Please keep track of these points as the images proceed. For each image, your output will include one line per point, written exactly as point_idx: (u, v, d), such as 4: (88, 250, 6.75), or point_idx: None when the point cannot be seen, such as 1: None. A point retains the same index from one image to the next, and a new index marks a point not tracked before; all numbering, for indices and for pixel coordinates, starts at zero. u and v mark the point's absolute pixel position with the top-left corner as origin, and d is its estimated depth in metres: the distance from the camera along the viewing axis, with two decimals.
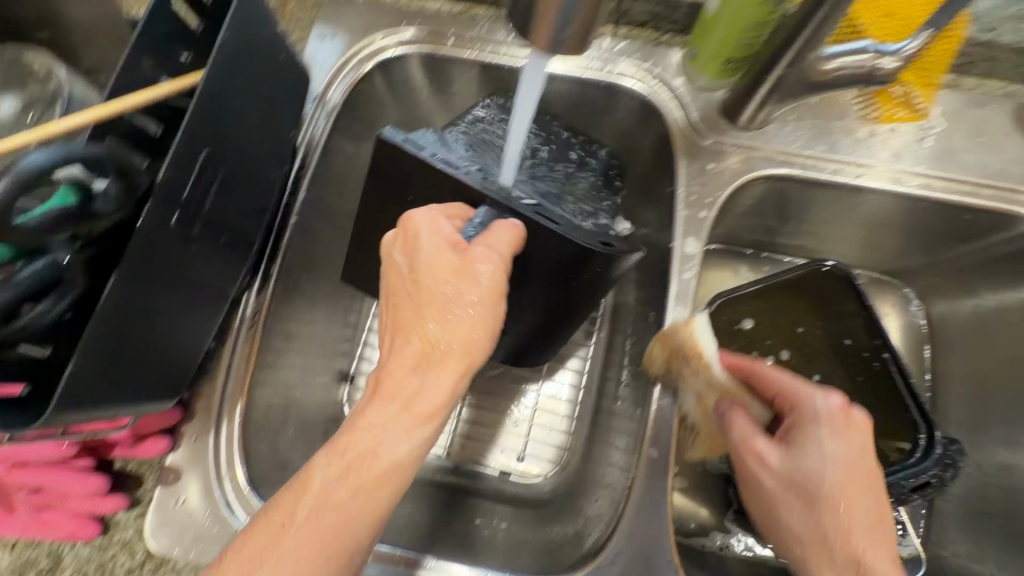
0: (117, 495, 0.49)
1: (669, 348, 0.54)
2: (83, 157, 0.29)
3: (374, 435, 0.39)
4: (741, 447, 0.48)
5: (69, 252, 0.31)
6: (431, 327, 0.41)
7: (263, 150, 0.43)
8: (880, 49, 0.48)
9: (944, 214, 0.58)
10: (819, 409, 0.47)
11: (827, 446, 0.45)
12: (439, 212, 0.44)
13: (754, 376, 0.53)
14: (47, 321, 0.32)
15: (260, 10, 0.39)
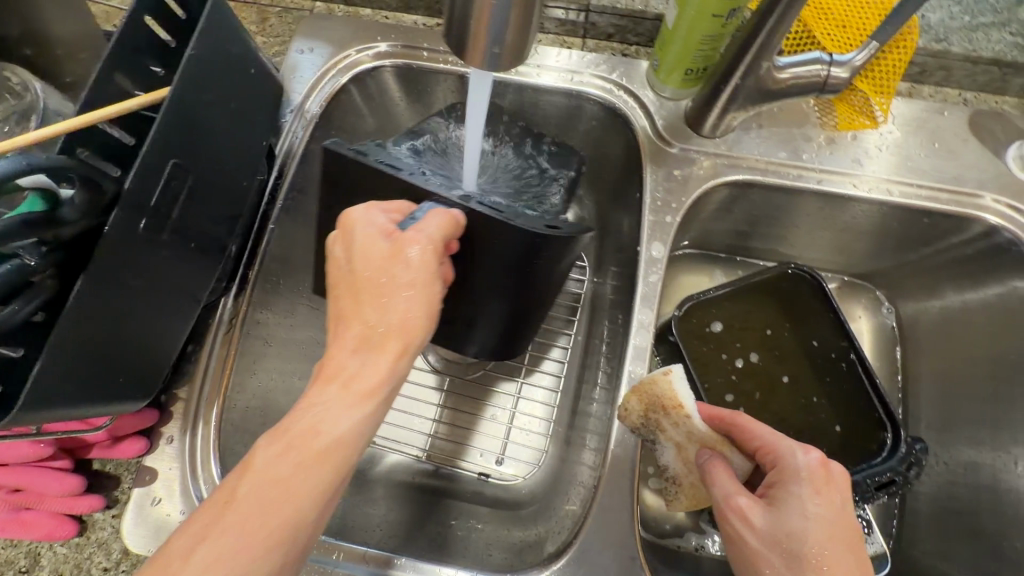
0: (93, 495, 0.50)
1: (647, 399, 0.53)
2: (48, 166, 0.31)
3: (315, 415, 0.39)
4: (724, 505, 0.46)
5: (36, 257, 0.33)
6: (368, 311, 0.42)
7: (231, 159, 0.45)
8: (831, 59, 0.50)
9: (904, 217, 0.60)
10: (799, 465, 0.46)
11: (808, 503, 0.44)
12: (376, 206, 0.46)
13: (735, 430, 0.52)
14: (17, 320, 0.33)
15: (226, 27, 0.42)
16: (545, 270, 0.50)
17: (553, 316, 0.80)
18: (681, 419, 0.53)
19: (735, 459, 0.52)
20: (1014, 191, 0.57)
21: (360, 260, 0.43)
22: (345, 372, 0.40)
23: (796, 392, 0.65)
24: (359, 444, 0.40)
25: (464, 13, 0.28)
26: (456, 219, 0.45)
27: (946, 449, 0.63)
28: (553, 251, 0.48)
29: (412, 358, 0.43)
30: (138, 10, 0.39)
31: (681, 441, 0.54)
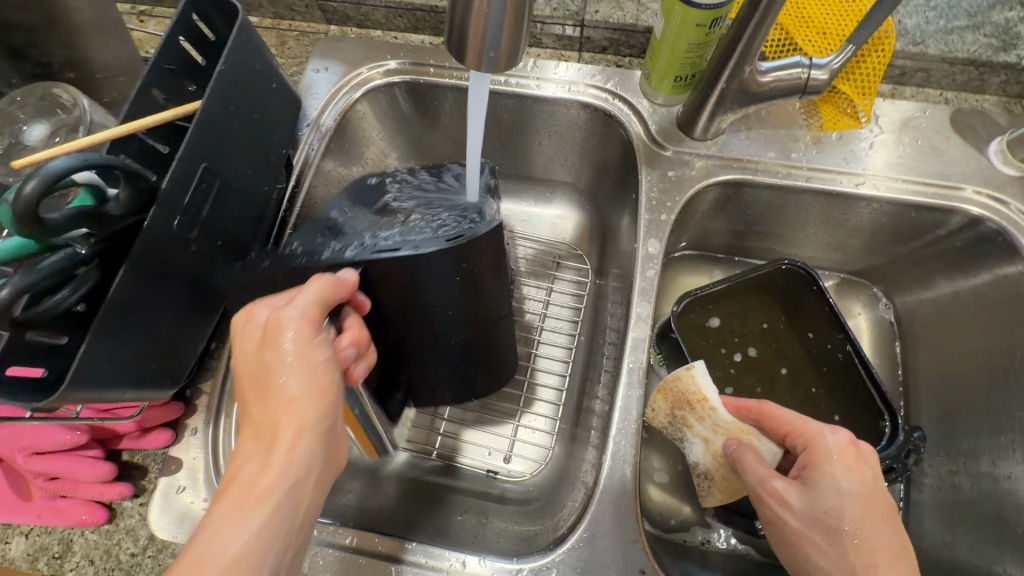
0: (122, 483, 0.54)
1: (671, 397, 0.58)
2: (99, 164, 0.35)
3: (208, 535, 0.38)
4: (759, 488, 0.49)
5: (84, 247, 0.37)
6: (257, 413, 0.42)
7: (255, 166, 0.49)
8: (811, 63, 0.53)
9: (892, 211, 0.62)
10: (830, 446, 0.48)
11: (841, 480, 0.46)
12: (262, 301, 0.45)
13: (762, 417, 0.55)
14: (63, 306, 0.36)
15: (251, 46, 0.46)
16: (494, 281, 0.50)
17: (557, 319, 0.82)
18: (706, 412, 0.56)
19: (764, 445, 0.54)
20: (997, 183, 0.59)
21: (243, 363, 0.43)
22: (238, 481, 0.40)
23: (795, 384, 0.67)
24: (264, 555, 0.38)
25: (462, 22, 0.32)
26: (339, 279, 0.43)
27: (946, 438, 0.63)
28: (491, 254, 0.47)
29: (312, 447, 0.42)
30: (174, 31, 0.43)
31: (707, 434, 0.57)
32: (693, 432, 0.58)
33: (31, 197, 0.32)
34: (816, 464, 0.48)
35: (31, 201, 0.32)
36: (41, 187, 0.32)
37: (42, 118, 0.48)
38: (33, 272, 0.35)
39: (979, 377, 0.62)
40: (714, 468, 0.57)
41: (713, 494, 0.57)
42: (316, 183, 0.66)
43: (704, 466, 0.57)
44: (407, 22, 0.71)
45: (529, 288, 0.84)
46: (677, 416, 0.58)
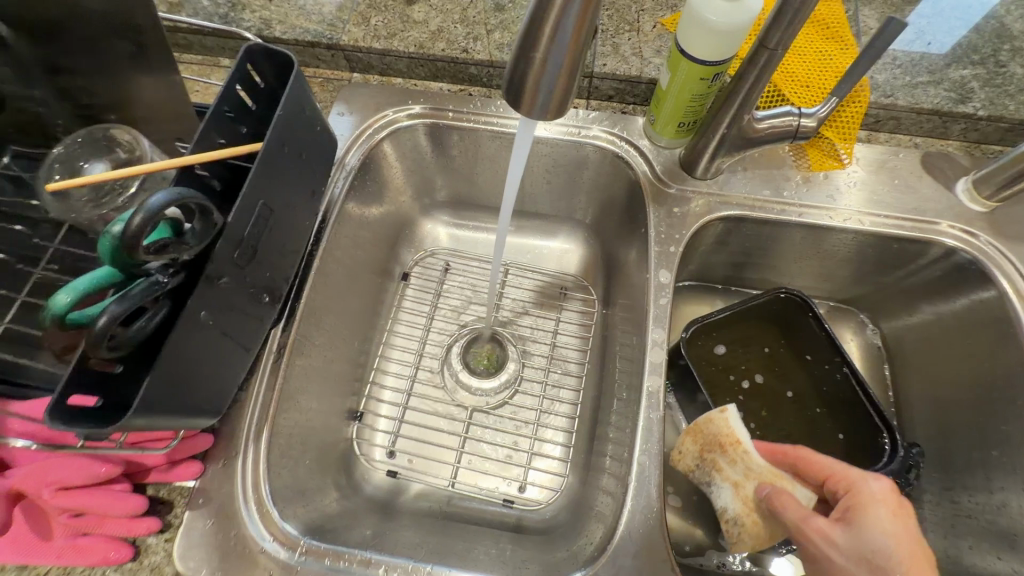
0: (150, 517, 0.53)
1: (704, 440, 0.60)
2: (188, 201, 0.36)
3: None
4: (803, 525, 0.51)
5: (164, 276, 0.37)
6: None
7: (301, 201, 0.51)
8: (801, 112, 0.59)
9: (877, 244, 0.68)
10: (873, 490, 0.52)
11: (885, 523, 0.50)
12: None
13: (798, 462, 0.58)
14: (140, 337, 0.37)
15: (302, 91, 0.50)
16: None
17: (566, 347, 0.86)
18: (738, 455, 0.58)
19: (798, 490, 0.56)
20: (966, 218, 0.66)
21: None
22: None
23: (799, 406, 0.70)
24: None
25: (519, 75, 0.36)
26: None
27: (939, 456, 0.67)
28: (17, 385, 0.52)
29: None
30: (232, 80, 0.47)
31: (738, 478, 0.58)
32: (726, 474, 0.59)
33: (139, 229, 0.33)
34: (862, 506, 0.51)
35: (132, 234, 0.33)
36: (146, 222, 0.33)
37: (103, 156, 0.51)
38: (126, 299, 0.34)
39: (966, 395, 0.66)
40: (744, 512, 0.57)
41: (745, 542, 0.56)
42: (341, 220, 0.70)
43: (734, 510, 0.57)
44: (427, 71, 0.75)
45: (537, 319, 0.88)
46: (707, 459, 0.60)
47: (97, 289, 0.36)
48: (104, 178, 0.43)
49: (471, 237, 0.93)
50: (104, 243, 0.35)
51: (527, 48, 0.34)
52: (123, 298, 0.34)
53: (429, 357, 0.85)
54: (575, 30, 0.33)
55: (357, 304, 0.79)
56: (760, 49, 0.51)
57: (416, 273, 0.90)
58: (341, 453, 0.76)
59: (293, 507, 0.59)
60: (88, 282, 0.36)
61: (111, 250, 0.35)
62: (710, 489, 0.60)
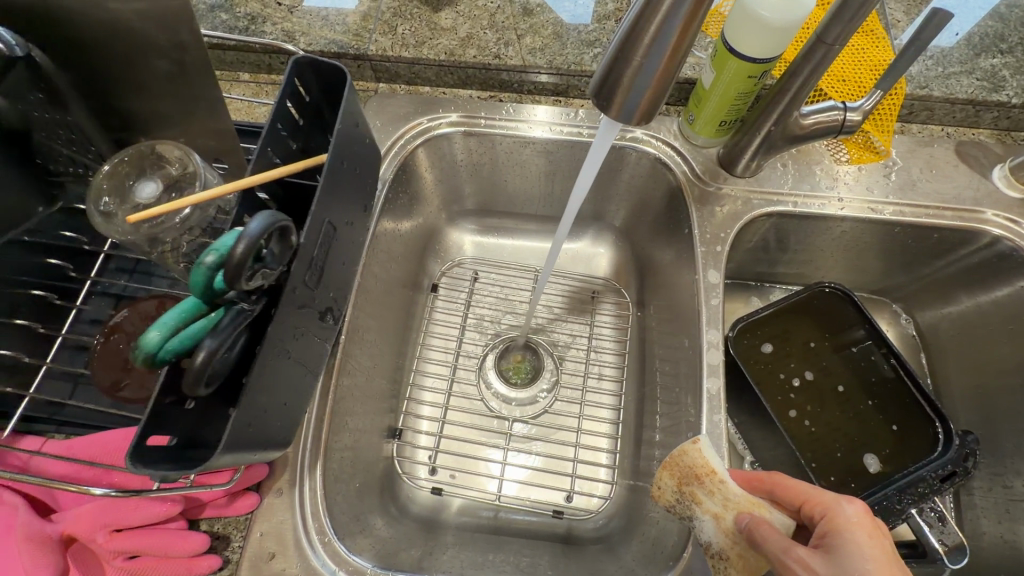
0: (210, 555, 0.50)
1: (678, 472, 0.55)
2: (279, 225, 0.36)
3: None
4: (784, 555, 0.46)
5: (249, 303, 0.37)
6: None
7: (356, 217, 0.50)
8: (845, 106, 0.59)
9: (916, 235, 0.68)
10: (848, 514, 0.48)
11: (861, 548, 0.45)
12: None
13: (774, 488, 0.54)
14: (229, 364, 0.36)
15: (353, 103, 0.48)
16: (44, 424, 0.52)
17: (601, 351, 0.85)
18: (715, 485, 0.53)
19: (775, 517, 0.52)
20: (1005, 205, 0.66)
21: None
22: None
23: (849, 400, 0.70)
24: None
25: (613, 78, 0.38)
26: None
27: (989, 442, 0.67)
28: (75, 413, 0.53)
29: None
30: (282, 96, 0.45)
31: (718, 510, 0.53)
32: (703, 507, 0.53)
33: (242, 258, 0.32)
34: (836, 529, 0.47)
35: (235, 264, 0.32)
36: (248, 251, 0.33)
37: (147, 178, 0.49)
38: (219, 332, 0.34)
39: (1012, 380, 0.66)
40: (728, 546, 0.52)
41: None
42: (378, 234, 0.69)
43: (718, 546, 0.52)
44: (456, 79, 0.74)
45: (570, 325, 0.87)
46: (684, 493, 0.54)
47: (186, 321, 0.35)
48: (176, 206, 0.42)
49: (498, 244, 0.92)
50: (197, 276, 0.34)
51: (623, 55, 0.36)
52: (218, 330, 0.34)
53: (463, 369, 0.84)
54: (675, 41, 0.35)
55: (393, 318, 0.77)
56: (818, 44, 0.51)
57: (444, 284, 0.88)
58: (383, 472, 0.73)
59: (350, 533, 0.57)
60: (178, 316, 0.35)
61: (205, 283, 0.34)
62: (690, 525, 0.54)
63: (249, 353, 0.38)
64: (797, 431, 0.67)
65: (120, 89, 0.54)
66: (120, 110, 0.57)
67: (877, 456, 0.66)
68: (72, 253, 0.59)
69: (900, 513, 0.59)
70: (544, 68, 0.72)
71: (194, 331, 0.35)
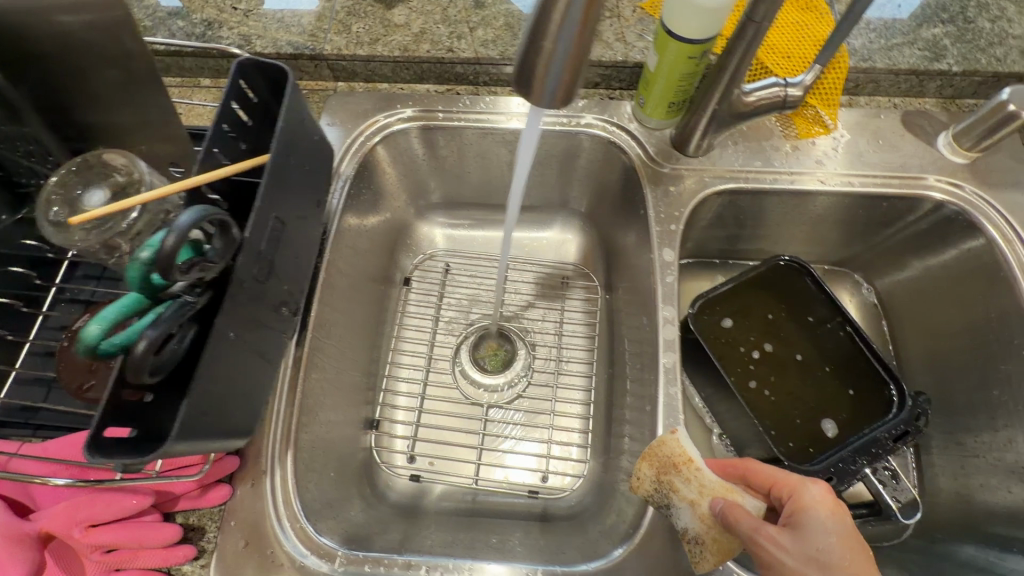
0: (185, 545, 0.52)
1: (657, 463, 0.56)
2: (213, 218, 0.37)
3: None
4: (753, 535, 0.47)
5: (192, 295, 0.38)
6: None
7: (309, 213, 0.52)
8: (786, 82, 0.61)
9: (866, 205, 0.70)
10: (813, 493, 0.50)
11: (825, 528, 0.47)
12: None
13: (747, 473, 0.56)
14: (178, 355, 0.38)
15: (300, 101, 0.49)
16: (18, 427, 0.54)
17: (573, 335, 0.87)
18: (692, 473, 0.55)
19: (747, 500, 0.54)
20: (949, 171, 0.68)
21: None
22: None
23: (810, 368, 0.72)
24: None
25: (527, 67, 0.39)
26: None
27: (943, 402, 0.70)
28: (48, 416, 0.55)
29: None
30: (227, 97, 0.47)
31: (694, 496, 0.54)
32: (682, 494, 0.54)
33: (172, 250, 0.34)
34: (803, 509, 0.49)
35: (167, 254, 0.34)
36: (179, 242, 0.34)
37: (103, 184, 0.51)
38: (160, 322, 0.35)
39: (963, 342, 0.68)
40: (704, 530, 0.53)
41: (708, 562, 0.52)
42: (341, 229, 0.70)
43: (695, 531, 0.53)
44: (412, 74, 0.75)
45: (542, 311, 0.89)
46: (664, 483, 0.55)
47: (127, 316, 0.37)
48: (121, 207, 0.42)
49: (469, 235, 0.93)
50: (133, 271, 0.36)
51: (536, 38, 0.37)
52: (157, 320, 0.35)
53: (438, 359, 0.86)
54: (581, 23, 0.36)
55: (363, 312, 0.78)
56: (747, 23, 0.52)
57: (416, 277, 0.90)
58: (361, 462, 0.76)
59: (323, 518, 0.59)
60: (118, 312, 0.37)
61: (142, 277, 0.36)
62: (669, 513, 0.55)
63: (200, 346, 0.40)
64: (758, 401, 0.69)
65: (72, 101, 0.56)
66: (77, 122, 0.58)
67: (835, 421, 0.68)
68: (38, 262, 0.60)
69: (854, 472, 0.61)
70: (497, 59, 0.73)
71: (137, 326, 0.36)
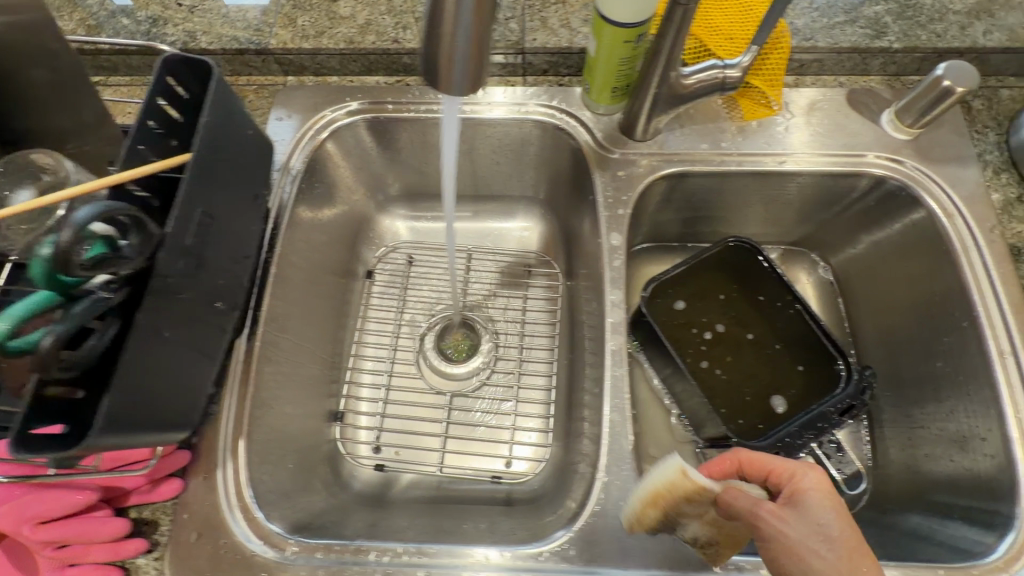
0: (137, 538, 0.53)
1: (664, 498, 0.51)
2: (118, 213, 0.38)
3: None
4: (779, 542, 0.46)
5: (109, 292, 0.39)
6: None
7: (244, 207, 0.52)
8: (724, 64, 0.61)
9: (813, 183, 0.71)
10: (809, 480, 0.50)
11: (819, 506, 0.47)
12: None
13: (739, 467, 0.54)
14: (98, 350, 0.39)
15: (229, 95, 0.50)
16: None
17: (535, 322, 0.88)
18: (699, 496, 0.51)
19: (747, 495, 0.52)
20: (892, 148, 0.69)
21: None
22: None
23: (761, 347, 0.73)
24: None
25: (432, 57, 0.41)
26: None
27: (892, 376, 0.71)
28: None
29: None
30: (152, 93, 0.47)
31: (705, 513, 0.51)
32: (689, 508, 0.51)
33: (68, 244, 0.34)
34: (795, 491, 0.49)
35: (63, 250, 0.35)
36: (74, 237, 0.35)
37: (36, 186, 0.51)
38: (69, 318, 0.36)
39: (910, 316, 0.69)
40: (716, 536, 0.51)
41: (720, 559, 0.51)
42: (292, 224, 0.71)
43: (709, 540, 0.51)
44: (361, 66, 0.75)
45: (504, 300, 0.90)
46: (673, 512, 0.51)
47: (37, 312, 0.38)
48: (39, 205, 0.43)
49: (431, 227, 0.93)
50: (36, 267, 0.37)
51: (434, 26, 0.39)
52: (65, 317, 0.36)
53: (403, 350, 0.86)
54: (474, 8, 0.38)
55: (322, 305, 0.79)
56: (675, 6, 0.53)
57: (379, 270, 0.90)
58: (324, 454, 0.76)
59: (278, 509, 0.60)
60: (28, 306, 0.38)
61: (46, 273, 0.37)
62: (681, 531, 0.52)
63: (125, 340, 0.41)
64: (710, 380, 0.70)
65: None
66: None
67: (785, 397, 0.69)
68: None
69: (798, 448, 0.63)
70: None
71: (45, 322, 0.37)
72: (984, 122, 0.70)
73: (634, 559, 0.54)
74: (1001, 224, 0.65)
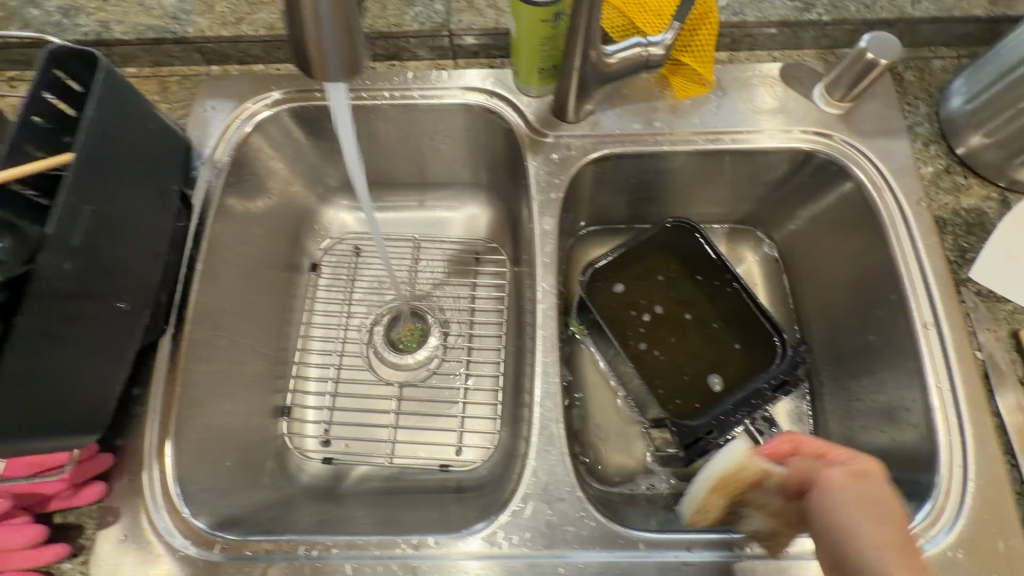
0: (57, 544, 0.52)
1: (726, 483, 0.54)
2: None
3: None
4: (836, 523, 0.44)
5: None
6: None
7: (147, 204, 0.52)
8: (647, 41, 0.60)
9: (749, 160, 0.70)
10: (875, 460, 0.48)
11: (858, 496, 0.45)
12: None
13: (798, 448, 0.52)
14: None
15: (119, 88, 0.49)
16: None
17: (484, 310, 0.87)
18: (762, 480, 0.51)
19: None
20: (824, 122, 0.68)
21: None
22: None
23: (701, 326, 0.73)
24: None
25: (301, 48, 0.47)
26: None
27: (831, 350, 0.71)
28: None
29: None
30: (36, 87, 0.45)
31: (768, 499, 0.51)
32: (758, 493, 0.52)
33: None
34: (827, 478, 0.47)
35: None
36: None
37: None
38: None
39: (847, 290, 0.69)
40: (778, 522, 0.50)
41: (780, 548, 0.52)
42: (220, 219, 0.69)
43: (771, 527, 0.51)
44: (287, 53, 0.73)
45: (453, 288, 0.89)
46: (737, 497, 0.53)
47: None
48: None
49: (378, 218, 0.92)
50: None
51: (295, 17, 0.45)
52: None
53: (352, 342, 0.85)
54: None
55: (261, 300, 0.78)
56: None
57: (326, 262, 0.89)
58: (270, 450, 0.76)
59: (212, 508, 0.60)
60: None
61: None
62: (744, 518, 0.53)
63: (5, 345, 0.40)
64: (650, 361, 0.70)
65: None
66: None
67: (723, 375, 0.69)
68: None
69: (732, 425, 0.64)
70: (370, 33, 0.72)
71: None
72: (915, 95, 0.70)
73: (562, 542, 0.54)
74: (928, 196, 0.65)
